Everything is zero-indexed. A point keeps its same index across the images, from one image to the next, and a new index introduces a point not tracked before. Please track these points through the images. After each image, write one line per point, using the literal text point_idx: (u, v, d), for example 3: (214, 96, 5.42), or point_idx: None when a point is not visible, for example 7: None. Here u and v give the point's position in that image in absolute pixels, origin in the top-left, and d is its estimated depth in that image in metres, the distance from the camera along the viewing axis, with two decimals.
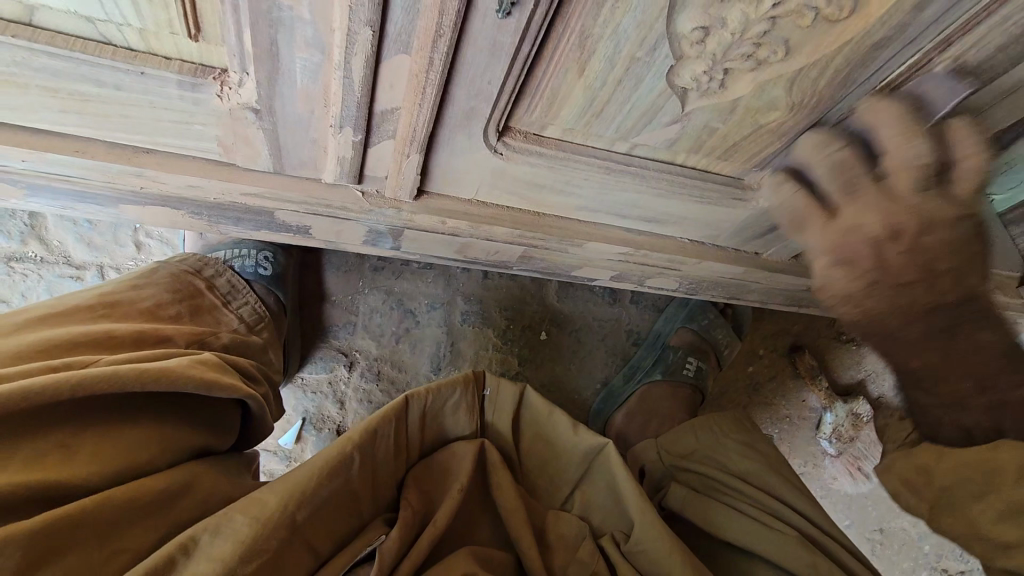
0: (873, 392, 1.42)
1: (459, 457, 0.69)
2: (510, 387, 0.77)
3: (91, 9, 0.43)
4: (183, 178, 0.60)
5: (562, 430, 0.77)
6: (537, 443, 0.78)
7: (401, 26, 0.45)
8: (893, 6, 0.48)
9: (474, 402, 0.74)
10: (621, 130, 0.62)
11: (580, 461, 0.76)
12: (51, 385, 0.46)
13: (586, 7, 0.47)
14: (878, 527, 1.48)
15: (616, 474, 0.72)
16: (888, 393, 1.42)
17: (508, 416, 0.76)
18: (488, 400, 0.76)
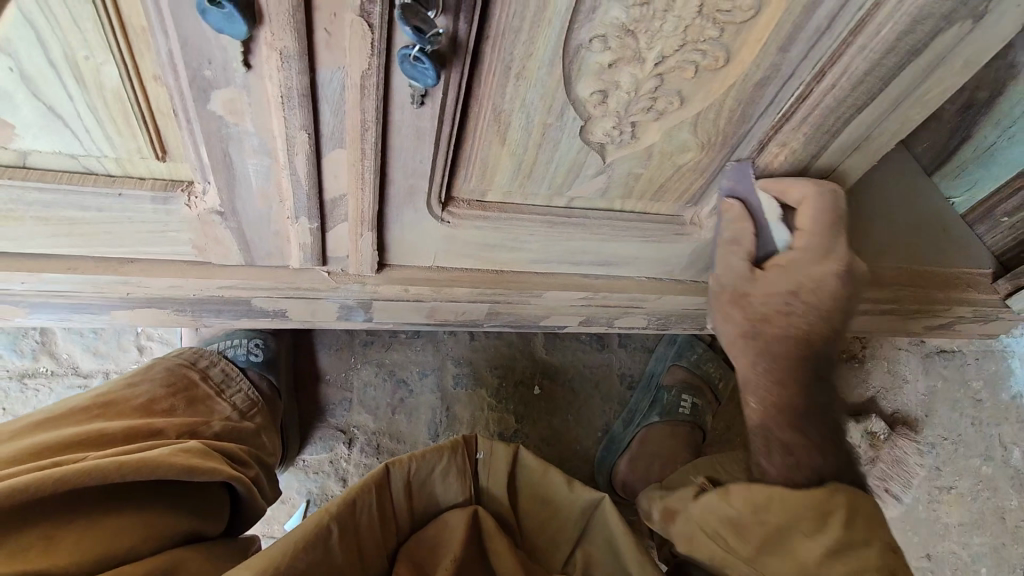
0: (887, 407, 1.54)
1: (451, 525, 0.72)
2: (504, 448, 0.79)
3: (72, 146, 0.52)
4: (163, 281, 0.66)
5: (560, 490, 0.78)
6: (536, 502, 0.80)
7: (332, 125, 0.53)
8: (761, 51, 0.56)
9: (465, 466, 0.77)
10: (554, 186, 0.68)
11: (580, 514, 0.78)
12: (30, 481, 0.49)
13: (493, 88, 0.55)
14: (924, 553, 1.52)
15: (612, 526, 0.73)
16: (902, 407, 1.55)
17: (501, 479, 0.78)
18: (482, 462, 0.79)
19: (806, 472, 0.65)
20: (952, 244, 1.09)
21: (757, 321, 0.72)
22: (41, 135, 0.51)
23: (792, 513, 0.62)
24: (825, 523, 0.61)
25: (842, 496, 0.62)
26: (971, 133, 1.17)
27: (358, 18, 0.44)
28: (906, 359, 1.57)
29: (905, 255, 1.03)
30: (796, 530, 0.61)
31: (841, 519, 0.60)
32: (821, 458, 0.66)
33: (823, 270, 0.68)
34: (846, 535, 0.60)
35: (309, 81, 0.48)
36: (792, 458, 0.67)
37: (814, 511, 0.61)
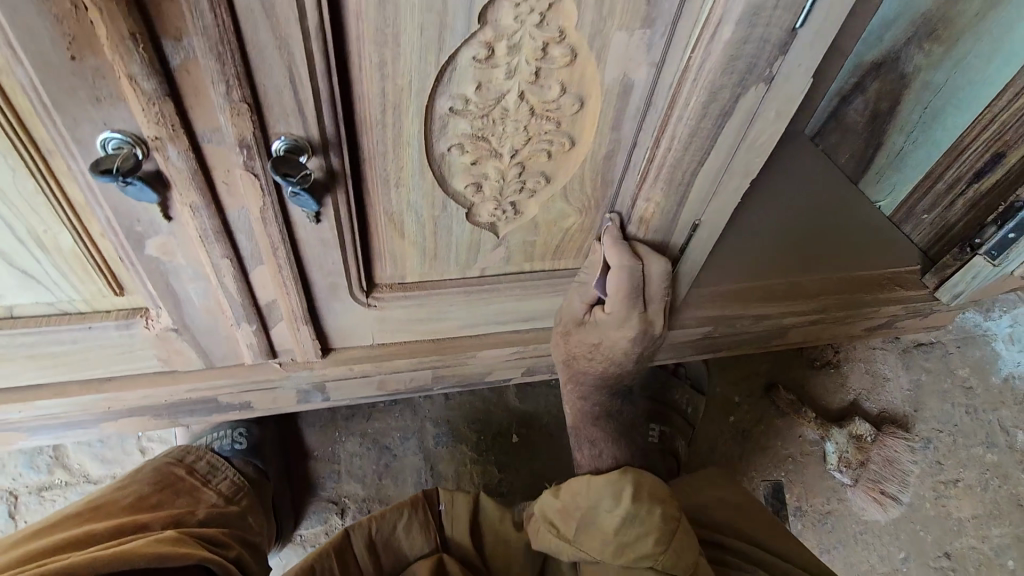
0: (870, 408, 1.50)
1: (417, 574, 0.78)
2: (462, 499, 0.87)
3: (46, 295, 0.65)
4: (137, 392, 0.77)
5: (509, 533, 0.88)
6: (496, 544, 0.87)
7: (249, 248, 0.64)
8: (598, 132, 0.66)
9: (428, 519, 0.85)
10: (461, 261, 0.78)
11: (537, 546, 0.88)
12: None
13: (380, 196, 0.66)
14: (942, 553, 1.43)
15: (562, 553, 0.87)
16: (888, 406, 1.50)
17: (463, 524, 0.85)
18: (443, 513, 0.86)
19: (607, 458, 0.97)
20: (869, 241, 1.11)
21: (570, 353, 0.90)
22: (21, 291, 0.63)
23: (596, 494, 0.84)
24: (619, 500, 0.82)
25: (630, 477, 0.84)
26: (883, 140, 1.21)
27: (246, 171, 0.55)
28: (883, 356, 1.54)
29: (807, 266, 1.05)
30: (601, 506, 0.82)
31: (628, 493, 0.82)
32: (616, 447, 0.99)
33: (621, 333, 0.84)
34: (634, 508, 0.80)
35: (221, 221, 0.60)
36: (596, 446, 0.98)
37: (609, 488, 0.83)
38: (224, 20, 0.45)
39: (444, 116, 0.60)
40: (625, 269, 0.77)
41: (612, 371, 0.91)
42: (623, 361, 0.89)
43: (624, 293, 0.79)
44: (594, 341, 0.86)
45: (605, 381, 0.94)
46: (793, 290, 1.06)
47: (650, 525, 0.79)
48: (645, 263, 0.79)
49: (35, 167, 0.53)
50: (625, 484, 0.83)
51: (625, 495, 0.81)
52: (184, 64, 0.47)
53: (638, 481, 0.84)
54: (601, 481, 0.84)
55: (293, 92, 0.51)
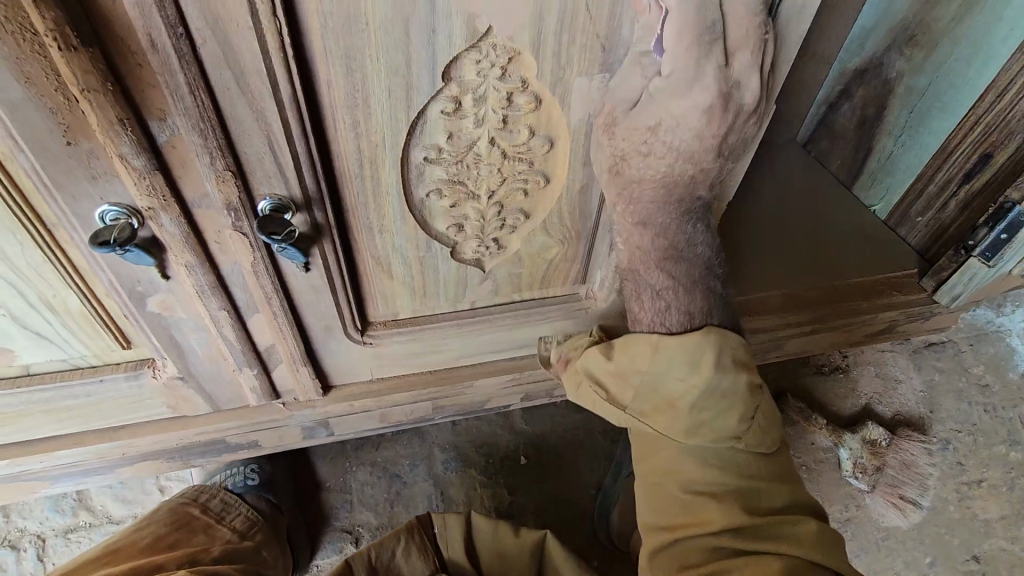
0: (885, 413, 1.44)
1: None
2: (454, 517, 0.90)
3: (59, 353, 0.69)
4: (149, 437, 0.81)
5: (508, 542, 0.89)
6: (495, 561, 0.89)
7: (245, 299, 0.68)
8: (570, 169, 0.68)
9: (424, 543, 0.88)
10: (451, 296, 0.80)
11: (532, 558, 0.88)
12: None
13: (366, 242, 0.69)
14: (971, 557, 1.34)
15: (559, 560, 0.87)
16: (903, 411, 1.44)
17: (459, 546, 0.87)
18: (438, 536, 0.89)
19: (677, 313, 0.70)
20: (846, 249, 1.15)
21: (617, 154, 0.63)
22: (36, 351, 0.67)
23: (667, 360, 0.68)
24: (697, 367, 0.66)
25: (714, 336, 0.67)
26: (872, 145, 1.20)
27: (235, 231, 0.59)
28: (893, 358, 1.49)
29: (811, 271, 1.10)
30: (669, 374, 0.68)
31: (711, 360, 0.66)
32: (692, 300, 0.70)
33: (688, 103, 0.57)
34: (716, 377, 0.66)
35: (216, 276, 0.64)
36: (662, 299, 0.70)
37: (689, 356, 0.66)
38: (204, 100, 0.49)
39: (420, 165, 0.63)
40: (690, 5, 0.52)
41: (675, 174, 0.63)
42: (700, 175, 0.64)
43: (689, 36, 0.53)
44: (651, 124, 0.59)
45: (663, 258, 0.70)
46: (785, 302, 1.07)
47: (734, 403, 0.68)
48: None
49: (43, 240, 0.57)
50: (708, 347, 0.66)
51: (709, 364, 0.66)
52: (170, 140, 0.51)
53: (722, 341, 0.67)
54: (670, 346, 0.67)
55: (273, 157, 0.55)
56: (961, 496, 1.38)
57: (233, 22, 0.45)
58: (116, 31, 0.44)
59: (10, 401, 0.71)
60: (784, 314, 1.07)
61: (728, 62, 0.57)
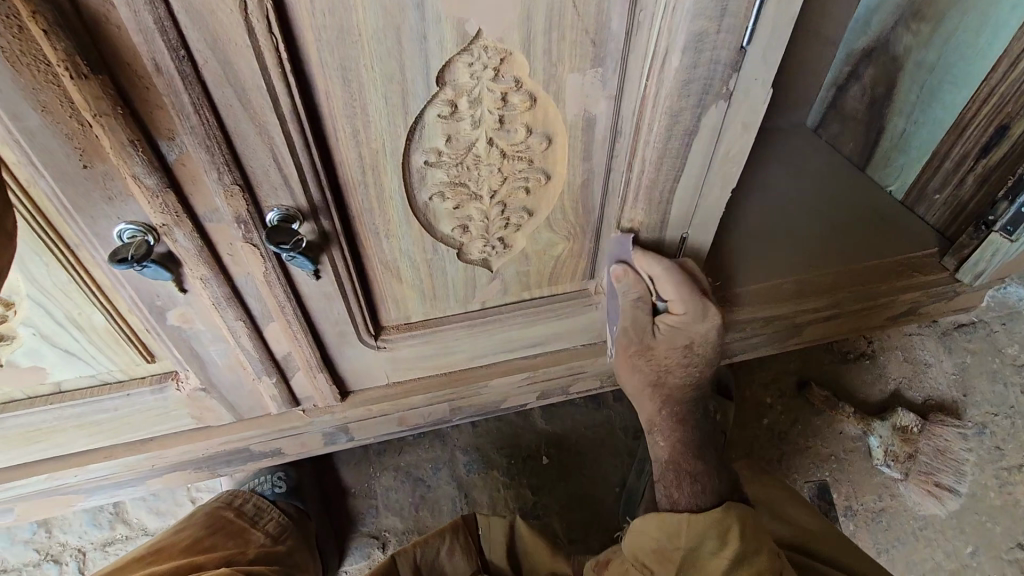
0: (915, 398, 1.40)
1: None
2: (499, 523, 0.90)
3: (88, 370, 0.72)
4: (177, 448, 0.84)
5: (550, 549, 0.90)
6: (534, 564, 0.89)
7: (259, 308, 0.70)
8: (570, 166, 0.69)
9: (468, 543, 0.88)
10: (460, 297, 0.81)
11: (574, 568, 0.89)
12: None
13: (374, 247, 0.71)
14: (1014, 544, 1.28)
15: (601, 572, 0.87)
16: (934, 394, 1.40)
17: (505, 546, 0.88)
18: (482, 537, 0.90)
19: (713, 493, 0.87)
20: (864, 231, 1.13)
21: (654, 370, 0.89)
22: (67, 369, 0.71)
23: (698, 534, 0.80)
24: (726, 539, 0.78)
25: (737, 514, 0.80)
26: (883, 125, 1.19)
27: (245, 243, 0.61)
28: (921, 342, 1.45)
29: (822, 256, 1.08)
30: (703, 546, 0.80)
31: (737, 534, 0.78)
32: (721, 475, 0.90)
33: (706, 326, 0.84)
34: (743, 548, 0.77)
35: (230, 288, 0.66)
36: (698, 483, 0.88)
37: (715, 531, 0.79)
38: (208, 117, 0.51)
39: (421, 168, 0.64)
40: (669, 277, 0.79)
41: (690, 375, 0.90)
42: (708, 362, 0.89)
43: (693, 291, 0.81)
44: (684, 344, 0.86)
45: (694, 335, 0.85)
46: (804, 288, 1.05)
47: (760, 567, 0.76)
48: (688, 266, 0.82)
49: (67, 261, 0.60)
50: (732, 520, 0.80)
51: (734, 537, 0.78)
52: (179, 158, 0.53)
53: (742, 516, 0.81)
54: (697, 521, 0.81)
55: (278, 169, 0.57)
56: (1000, 480, 1.33)
57: (230, 40, 0.47)
58: (123, 58, 0.46)
59: (43, 418, 0.74)
60: (803, 299, 1.05)
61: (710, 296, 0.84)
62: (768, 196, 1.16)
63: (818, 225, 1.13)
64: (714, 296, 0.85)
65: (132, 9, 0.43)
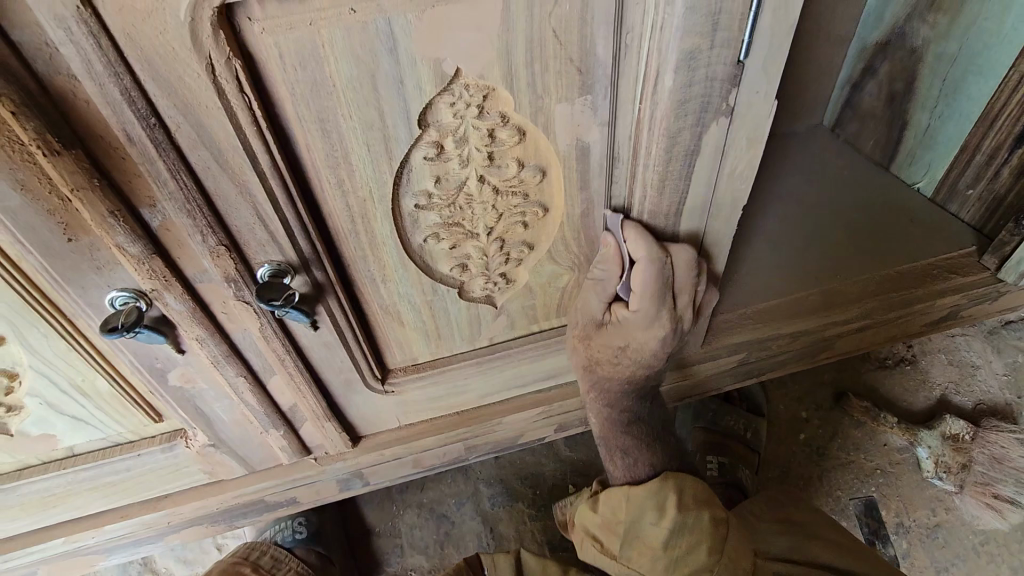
0: (965, 403, 1.31)
1: None
2: (505, 559, 0.93)
3: (97, 432, 0.71)
4: (193, 503, 0.83)
5: None
6: None
7: (260, 362, 0.69)
8: (566, 196, 0.66)
9: None
10: (466, 336, 0.79)
11: None
12: None
13: (372, 293, 0.69)
14: None
15: None
16: (985, 398, 1.31)
17: None
18: None
19: (643, 468, 0.87)
20: (893, 234, 1.07)
21: (593, 358, 0.81)
22: (76, 433, 0.70)
23: (637, 507, 0.83)
24: (664, 512, 0.81)
25: (673, 484, 0.83)
26: (906, 120, 1.12)
27: (238, 301, 0.60)
28: (965, 343, 1.37)
29: (848, 262, 1.03)
30: (643, 521, 0.82)
31: (674, 504, 0.81)
32: (652, 454, 0.88)
33: (649, 334, 0.76)
34: (681, 518, 0.81)
35: (229, 345, 0.65)
36: (630, 456, 0.88)
37: (652, 502, 0.82)
38: (186, 182, 0.50)
39: (412, 211, 0.62)
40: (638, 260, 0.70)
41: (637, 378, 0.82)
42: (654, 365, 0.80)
43: (651, 292, 0.71)
44: (620, 343, 0.77)
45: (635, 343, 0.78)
46: (830, 300, 0.99)
47: (702, 530, 0.81)
48: (670, 256, 0.71)
49: (65, 331, 0.59)
50: (669, 491, 0.82)
51: (671, 505, 0.81)
52: (162, 224, 0.52)
53: (680, 485, 0.83)
54: (636, 495, 0.84)
55: (264, 225, 0.55)
56: None
57: (201, 105, 0.46)
58: (97, 131, 0.46)
59: (56, 482, 0.74)
60: (830, 312, 0.99)
61: (675, 299, 0.75)
62: (787, 204, 1.12)
63: (842, 230, 1.07)
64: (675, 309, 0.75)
65: (98, 83, 0.42)
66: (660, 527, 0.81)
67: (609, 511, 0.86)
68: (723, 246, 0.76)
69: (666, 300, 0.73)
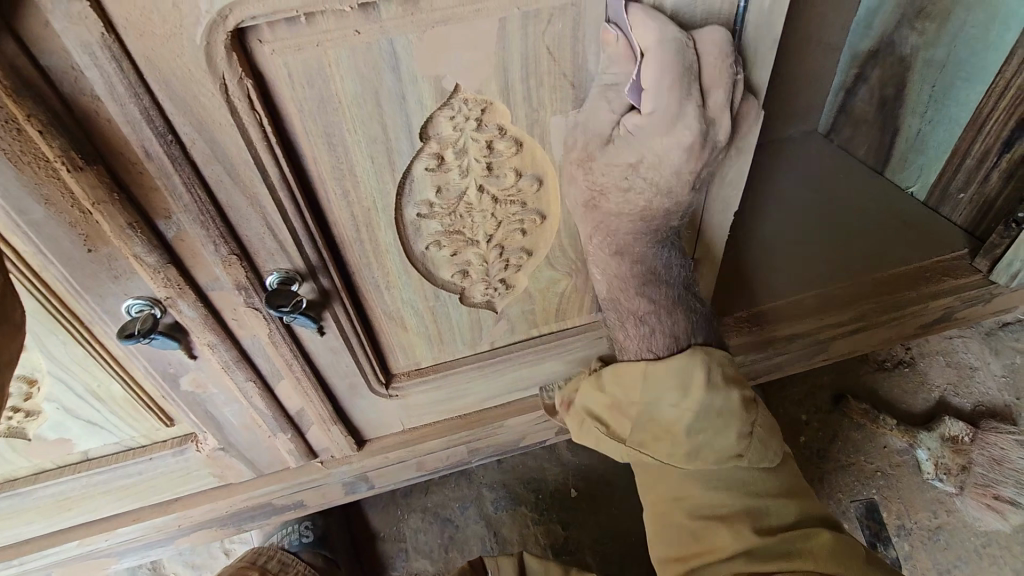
0: (964, 405, 1.32)
1: None
2: (508, 560, 0.94)
3: (111, 437, 0.74)
4: (203, 506, 0.85)
5: None
6: None
7: (269, 367, 0.71)
8: (563, 204, 0.69)
9: None
10: (468, 340, 0.81)
11: None
12: None
13: (376, 300, 0.72)
14: None
15: None
16: (983, 399, 1.32)
17: None
18: None
19: (660, 345, 0.73)
20: (886, 239, 1.09)
21: (602, 216, 0.66)
22: (90, 438, 0.73)
23: (661, 381, 0.71)
24: (688, 391, 0.70)
25: (703, 357, 0.71)
26: (897, 125, 1.14)
27: (248, 308, 0.63)
28: (963, 345, 1.38)
29: (842, 266, 1.05)
30: (662, 400, 0.72)
31: (702, 380, 0.70)
32: (675, 331, 0.74)
33: (669, 187, 0.61)
34: (707, 398, 0.70)
35: (239, 350, 0.67)
36: (646, 328, 0.74)
37: (678, 376, 0.70)
38: (200, 195, 0.52)
39: (415, 221, 0.65)
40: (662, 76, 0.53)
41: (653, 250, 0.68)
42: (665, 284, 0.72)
43: (672, 122, 0.56)
44: (623, 189, 0.62)
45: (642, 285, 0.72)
46: (825, 303, 1.01)
47: (729, 420, 0.70)
48: (702, 85, 0.56)
49: (82, 338, 0.62)
50: (697, 368, 0.70)
51: (699, 384, 0.70)
52: (177, 235, 0.55)
53: (710, 360, 0.72)
54: (659, 368, 0.71)
55: (273, 235, 0.58)
56: None
57: (215, 122, 0.49)
58: (116, 147, 0.48)
59: (71, 486, 0.76)
60: (825, 315, 1.01)
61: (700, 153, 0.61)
62: (782, 209, 1.14)
63: (836, 235, 1.09)
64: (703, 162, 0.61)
65: (119, 103, 0.45)
66: (683, 407, 0.70)
67: (625, 385, 0.75)
68: (755, 123, 0.64)
69: (697, 130, 0.57)
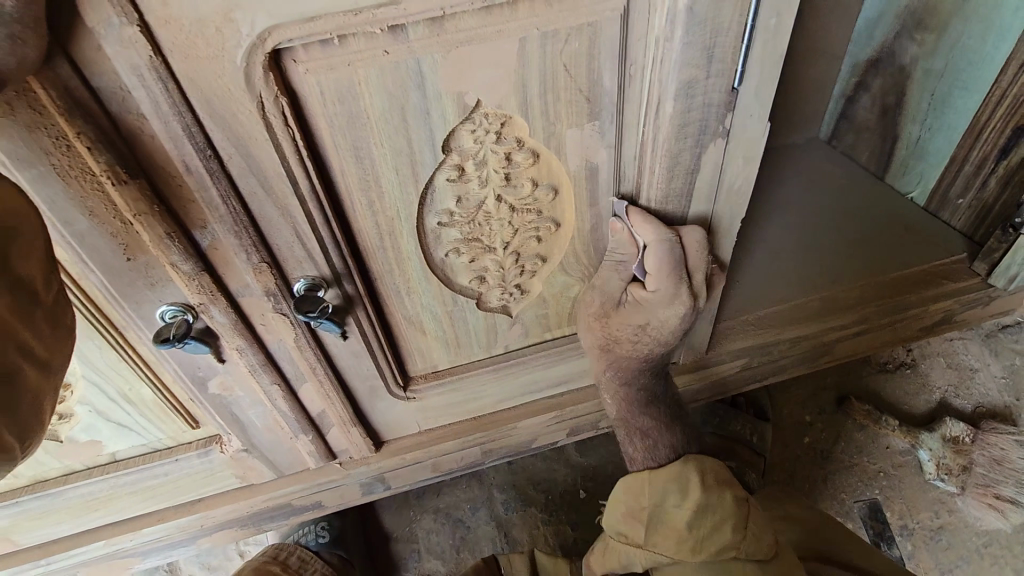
0: (964, 406, 1.34)
1: None
2: (520, 558, 0.97)
3: (138, 439, 0.76)
4: (225, 506, 0.88)
5: None
6: None
7: (293, 370, 0.74)
8: (577, 212, 0.71)
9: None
10: (484, 344, 0.84)
11: None
12: None
13: (396, 304, 0.74)
14: None
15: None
16: (984, 401, 1.34)
17: None
18: None
19: (665, 450, 0.87)
20: (887, 242, 1.12)
21: (611, 337, 0.81)
22: (119, 439, 0.75)
23: (661, 486, 0.83)
24: (687, 491, 0.81)
25: (694, 464, 0.84)
26: (897, 133, 1.17)
27: (276, 313, 0.65)
28: (964, 347, 1.40)
29: (845, 270, 1.07)
30: (666, 502, 0.82)
31: (697, 483, 0.82)
32: (672, 436, 0.89)
33: (671, 312, 0.77)
34: (704, 495, 0.81)
35: (265, 355, 0.70)
36: (648, 438, 0.88)
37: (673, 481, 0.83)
38: (235, 206, 0.55)
39: (435, 229, 0.67)
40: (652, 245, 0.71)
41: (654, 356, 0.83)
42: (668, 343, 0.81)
43: (667, 272, 0.73)
44: (640, 324, 0.78)
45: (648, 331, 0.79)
46: (828, 307, 1.04)
47: (724, 511, 0.80)
48: (682, 238, 0.73)
49: (117, 342, 0.64)
50: (691, 472, 0.83)
51: (694, 485, 0.82)
52: (211, 243, 0.58)
53: (701, 466, 0.84)
54: (661, 477, 0.83)
55: (302, 244, 0.61)
56: None
57: (252, 137, 0.51)
58: (158, 161, 0.51)
59: (99, 486, 0.78)
60: (828, 317, 1.04)
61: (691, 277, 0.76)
62: (785, 214, 1.17)
63: (838, 240, 1.12)
64: (693, 284, 0.76)
65: (164, 121, 0.48)
66: (684, 508, 0.81)
67: (632, 498, 0.85)
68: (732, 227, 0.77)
69: (683, 276, 0.74)
